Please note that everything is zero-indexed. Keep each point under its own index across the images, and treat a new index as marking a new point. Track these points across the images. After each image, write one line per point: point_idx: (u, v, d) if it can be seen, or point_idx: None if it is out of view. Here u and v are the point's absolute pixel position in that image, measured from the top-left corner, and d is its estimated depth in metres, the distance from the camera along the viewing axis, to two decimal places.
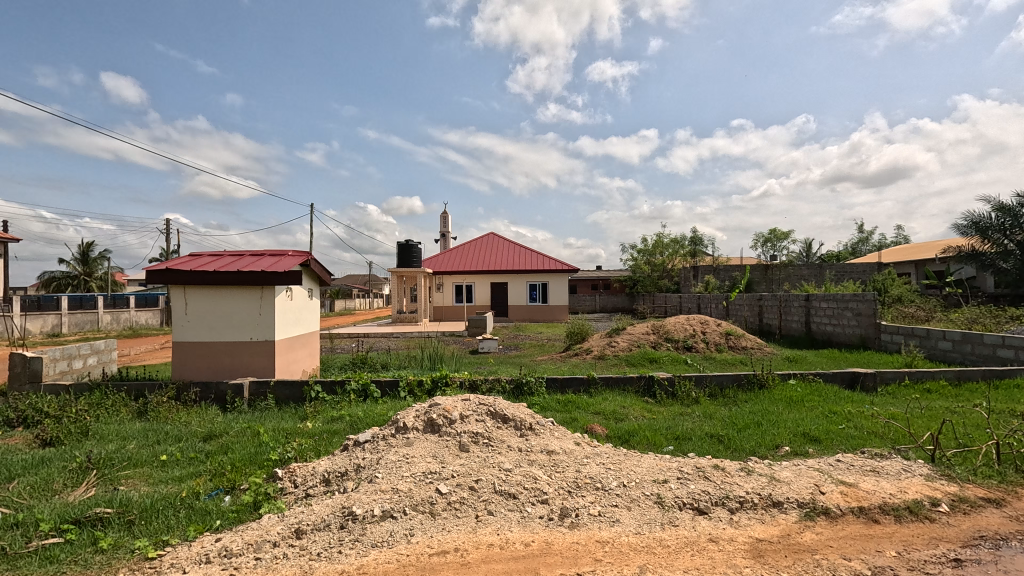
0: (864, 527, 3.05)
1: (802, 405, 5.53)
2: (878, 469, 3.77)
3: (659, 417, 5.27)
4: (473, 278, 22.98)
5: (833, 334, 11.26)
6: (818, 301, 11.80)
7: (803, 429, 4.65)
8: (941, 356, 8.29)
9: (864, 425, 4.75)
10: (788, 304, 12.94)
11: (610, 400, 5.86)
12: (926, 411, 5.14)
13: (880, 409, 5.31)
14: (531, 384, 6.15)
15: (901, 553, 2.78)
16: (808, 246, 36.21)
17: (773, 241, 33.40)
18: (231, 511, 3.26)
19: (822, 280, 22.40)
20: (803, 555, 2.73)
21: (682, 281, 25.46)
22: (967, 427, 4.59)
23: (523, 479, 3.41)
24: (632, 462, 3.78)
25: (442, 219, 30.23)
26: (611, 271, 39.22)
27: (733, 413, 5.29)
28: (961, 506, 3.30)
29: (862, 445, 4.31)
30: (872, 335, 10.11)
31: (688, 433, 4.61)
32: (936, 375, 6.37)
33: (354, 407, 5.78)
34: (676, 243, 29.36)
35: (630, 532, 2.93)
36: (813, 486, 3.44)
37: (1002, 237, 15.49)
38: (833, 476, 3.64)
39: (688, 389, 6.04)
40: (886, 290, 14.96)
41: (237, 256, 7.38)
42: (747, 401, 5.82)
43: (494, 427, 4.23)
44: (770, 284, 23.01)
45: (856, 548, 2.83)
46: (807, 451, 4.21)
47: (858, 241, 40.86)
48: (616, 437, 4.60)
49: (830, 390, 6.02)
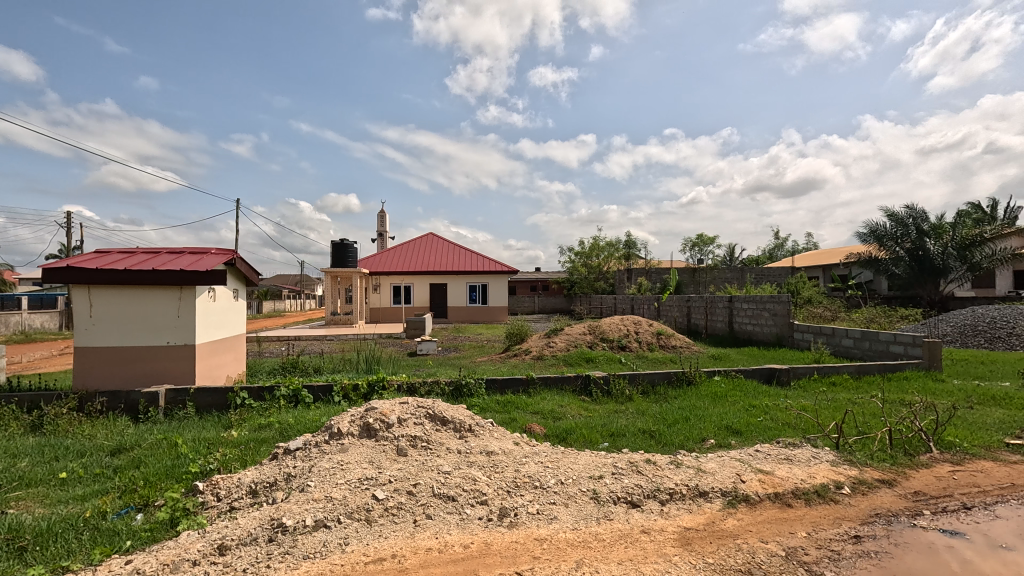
0: (779, 511, 3.30)
1: (725, 399, 5.89)
2: (791, 457, 4.09)
3: (595, 415, 5.41)
4: (411, 279, 22.61)
5: (753, 333, 12.07)
6: (740, 302, 12.59)
7: (726, 422, 4.94)
8: (844, 352, 9.09)
9: (779, 417, 5.14)
10: (713, 305, 13.73)
11: (548, 399, 5.96)
12: (832, 403, 5.64)
13: (793, 402, 5.76)
14: (471, 385, 6.13)
15: (811, 533, 3.04)
16: (732, 251, 38.61)
17: (700, 246, 35.18)
18: (143, 530, 3.01)
19: (742, 282, 23.95)
20: (725, 541, 2.91)
21: (617, 283, 26.30)
22: (865, 416, 5.06)
23: (462, 481, 3.39)
24: (569, 460, 3.86)
25: (380, 218, 29.46)
26: (549, 273, 39.79)
27: (663, 409, 5.53)
28: (861, 488, 3.65)
29: (778, 435, 4.65)
30: (786, 334, 10.94)
31: (622, 430, 4.77)
32: (839, 369, 6.99)
33: (284, 414, 5.50)
34: (612, 246, 30.24)
35: (567, 528, 2.99)
36: (734, 475, 3.68)
37: (894, 245, 17.21)
38: (752, 465, 3.91)
39: (622, 387, 6.26)
40: (799, 292, 16.22)
41: (152, 254, 6.83)
42: (676, 397, 6.12)
43: (432, 430, 4.17)
44: (696, 286, 24.30)
45: (773, 530, 3.05)
46: (730, 443, 4.48)
47: (774, 247, 43.99)
48: (554, 435, 4.68)
49: (749, 385, 6.45)
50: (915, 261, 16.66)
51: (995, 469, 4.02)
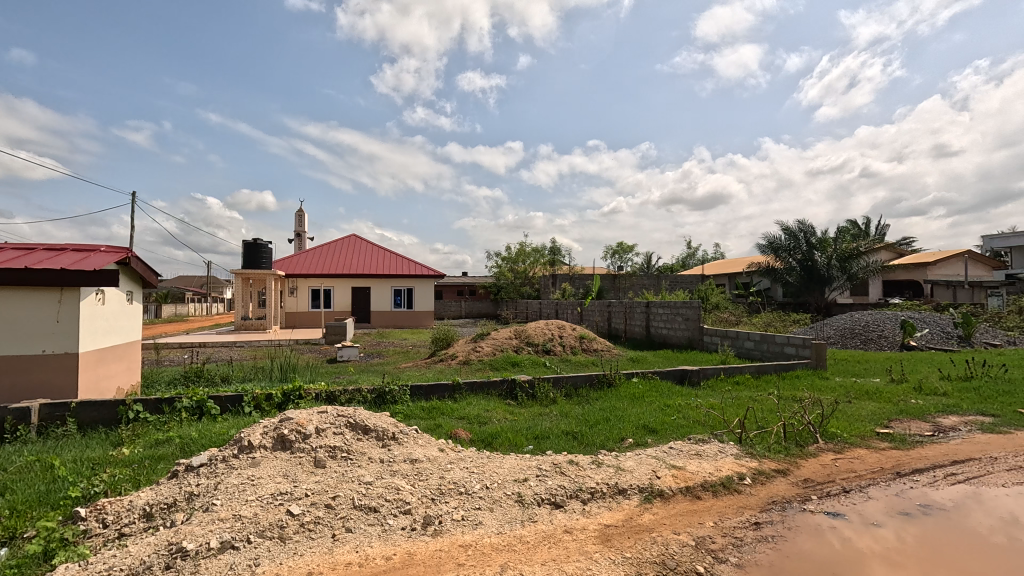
0: (690, 503, 3.52)
1: (642, 400, 6.19)
2: (701, 453, 4.37)
3: (520, 418, 5.47)
4: (332, 282, 21.67)
5: (667, 336, 12.81)
6: (656, 307, 13.31)
7: (643, 422, 5.19)
8: (746, 354, 9.89)
9: (690, 415, 5.48)
10: (631, 310, 14.41)
11: (474, 404, 5.95)
12: (736, 401, 6.11)
13: (702, 400, 6.17)
14: (394, 392, 5.97)
15: (717, 522, 3.27)
16: (649, 259, 40.80)
17: (619, 254, 36.81)
18: (8, 567, 2.62)
19: (658, 288, 25.35)
20: (642, 535, 3.05)
21: (542, 288, 26.84)
22: (764, 412, 5.53)
23: (384, 491, 3.29)
24: (495, 464, 3.87)
25: (298, 218, 27.96)
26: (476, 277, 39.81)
27: (585, 411, 5.71)
28: (761, 478, 3.98)
29: (689, 432, 4.95)
30: (697, 337, 11.72)
31: (546, 432, 4.87)
32: (742, 370, 7.60)
33: (186, 428, 5.04)
34: (537, 252, 30.83)
35: (491, 533, 2.99)
36: (651, 472, 3.87)
37: (787, 256, 18.98)
38: (666, 461, 4.14)
39: (547, 390, 6.38)
40: (708, 298, 17.45)
41: (25, 251, 6.01)
42: (598, 399, 6.34)
43: (353, 440, 4.00)
44: (616, 291, 25.39)
45: (685, 522, 3.25)
46: (646, 441, 4.71)
47: (686, 256, 47.07)
48: (480, 440, 4.68)
49: (664, 386, 6.83)
50: (804, 271, 18.59)
51: (868, 455, 4.56)
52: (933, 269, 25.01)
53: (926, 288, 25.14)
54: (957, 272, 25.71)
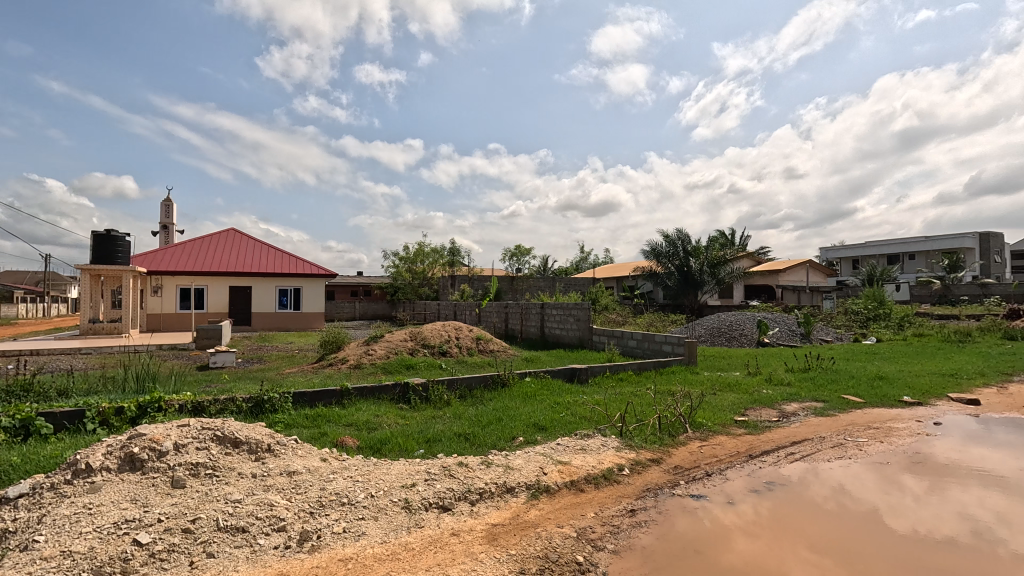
0: (574, 496, 3.69)
1: (534, 399, 6.37)
2: (585, 447, 4.61)
3: (412, 422, 5.35)
4: (206, 280, 19.61)
5: (560, 337, 13.35)
6: (550, 308, 13.82)
7: (534, 420, 5.35)
8: (630, 352, 10.63)
9: (577, 411, 5.75)
10: (527, 311, 14.81)
11: (364, 410, 5.71)
12: (619, 396, 6.53)
13: (589, 397, 6.51)
14: (274, 400, 5.55)
15: (598, 512, 3.46)
16: (546, 262, 42.22)
17: (518, 256, 37.66)
18: None
19: (553, 290, 26.34)
20: (527, 531, 3.14)
21: (441, 289, 26.59)
22: (642, 406, 5.98)
23: (256, 508, 3.03)
24: (381, 471, 3.74)
25: (165, 207, 24.91)
26: (372, 277, 38.38)
27: (479, 412, 5.75)
28: (638, 468, 4.29)
29: (576, 428, 5.19)
30: (587, 337, 12.35)
31: (438, 435, 4.82)
32: (626, 367, 8.15)
33: (5, 453, 4.24)
34: (436, 253, 30.49)
35: (374, 543, 2.89)
36: (538, 468, 4.00)
37: (667, 262, 20.75)
38: (553, 457, 4.30)
39: (441, 392, 6.32)
40: (598, 299, 18.49)
41: None
42: (491, 399, 6.41)
43: (220, 455, 3.64)
44: (514, 293, 25.93)
45: (568, 515, 3.40)
46: (536, 439, 4.86)
47: (580, 260, 49.44)
48: (368, 447, 4.50)
49: (555, 384, 7.09)
50: (681, 276, 20.49)
51: (727, 441, 5.12)
52: (783, 275, 28.85)
53: (778, 292, 28.93)
54: (800, 278, 29.91)
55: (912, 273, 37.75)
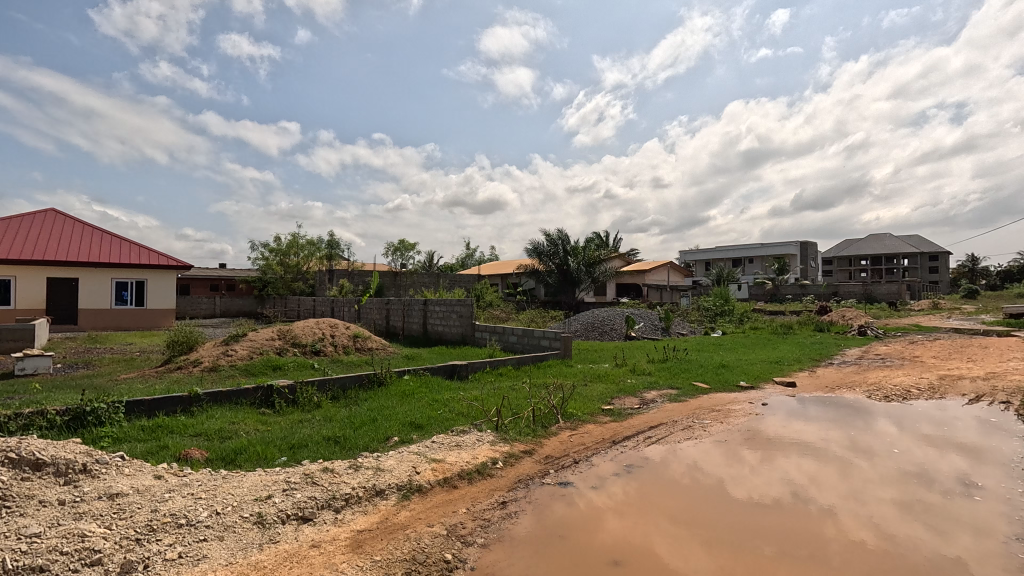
0: (446, 494, 3.67)
1: (411, 397, 6.23)
2: (461, 443, 4.61)
3: (274, 428, 4.93)
4: (15, 270, 16.27)
5: (442, 333, 13.27)
6: (433, 305, 13.67)
7: (409, 419, 5.22)
8: (510, 347, 10.91)
9: (455, 408, 5.74)
10: (409, 307, 14.49)
11: (217, 417, 5.14)
12: (497, 391, 6.65)
13: (468, 393, 6.54)
14: (101, 412, 4.76)
15: (469, 508, 3.48)
16: (431, 258, 41.76)
17: (401, 251, 36.69)
18: None
19: (438, 287, 26.12)
20: (396, 534, 3.05)
21: (316, 284, 24.93)
22: (519, 399, 6.15)
23: (63, 541, 2.56)
24: (231, 485, 3.38)
25: None
26: (236, 270, 34.82)
27: (351, 413, 5.47)
28: (511, 460, 4.40)
29: (452, 424, 5.17)
30: (469, 333, 12.42)
31: (303, 440, 4.49)
32: (505, 362, 8.34)
33: None
34: (312, 245, 28.59)
35: (219, 566, 2.60)
36: (410, 468, 3.91)
37: (548, 260, 21.67)
38: (427, 455, 4.23)
39: (309, 394, 5.91)
40: (482, 296, 18.71)
41: None
42: (366, 399, 6.14)
43: (15, 482, 3.01)
44: (397, 289, 25.21)
45: (439, 513, 3.37)
46: (411, 438, 4.74)
47: (465, 257, 49.64)
48: (219, 459, 4.05)
49: (434, 381, 7.01)
50: (560, 274, 21.55)
51: (594, 429, 5.46)
52: (648, 275, 31.72)
53: (644, 290, 31.71)
54: (662, 278, 33.15)
55: (750, 275, 43.61)
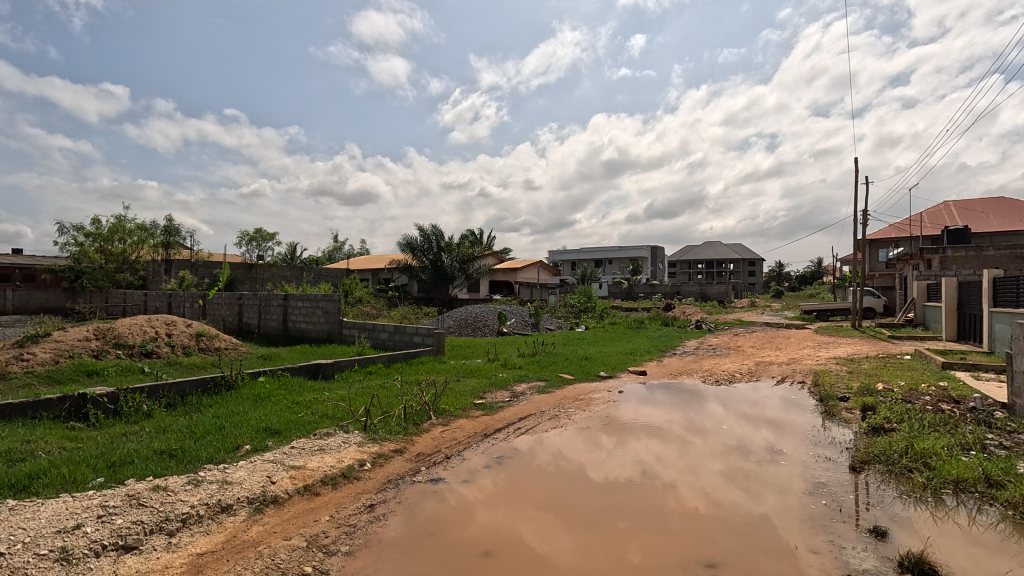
0: (306, 503, 3.41)
1: (267, 400, 5.66)
2: (324, 447, 4.31)
3: (88, 445, 4.12)
4: None
5: (306, 331, 12.32)
6: (294, 300, 12.61)
7: (265, 424, 4.73)
8: (381, 344, 10.51)
9: (318, 410, 5.34)
10: (266, 303, 13.19)
11: (4, 436, 4.15)
12: (366, 390, 6.34)
13: (333, 393, 6.14)
14: None
15: (333, 515, 3.26)
16: (293, 250, 38.59)
17: (257, 241, 33.29)
18: None
19: (300, 281, 24.21)
20: (245, 553, 2.75)
21: (149, 276, 21.52)
22: (389, 398, 5.93)
23: None
24: (25, 516, 2.76)
25: None
26: (36, 258, 28.60)
27: (192, 422, 4.80)
28: (379, 461, 4.23)
29: (315, 427, 4.80)
30: (336, 330, 11.70)
31: (128, 457, 3.82)
32: (375, 359, 7.99)
33: None
34: (144, 231, 24.63)
35: None
36: (264, 478, 3.55)
37: (421, 256, 21.33)
38: (285, 463, 3.88)
39: (138, 402, 5.06)
40: (351, 292, 17.76)
41: None
42: (211, 405, 5.44)
43: None
44: (253, 282, 22.83)
45: (298, 524, 3.11)
46: (266, 445, 4.29)
47: (333, 250, 46.71)
48: (6, 487, 3.27)
49: (294, 382, 6.46)
50: (434, 270, 21.35)
51: (466, 423, 5.48)
52: (519, 274, 32.89)
53: (516, 287, 32.80)
54: (532, 276, 34.63)
55: (609, 275, 47.55)
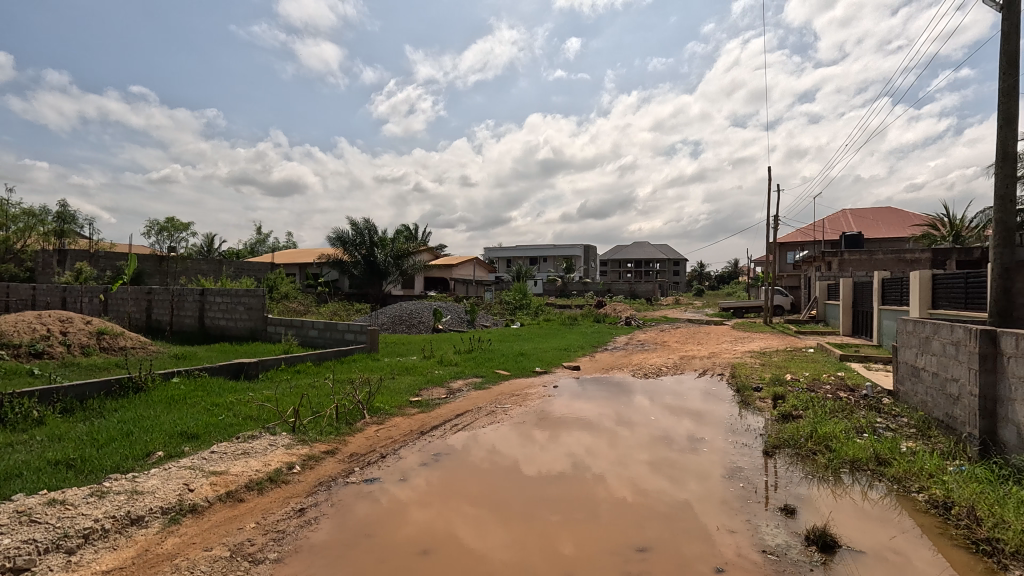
0: (229, 510, 3.20)
1: (182, 403, 5.24)
2: (248, 450, 4.07)
3: None
4: None
5: (226, 328, 11.53)
6: (212, 295, 11.76)
7: (180, 428, 4.38)
8: (310, 342, 10.05)
9: (241, 411, 5.03)
10: (180, 298, 12.20)
11: None
12: (293, 390, 6.04)
13: (258, 394, 5.80)
14: None
15: (260, 521, 3.09)
16: (211, 241, 35.92)
17: (169, 232, 30.68)
18: None
19: (219, 276, 22.60)
20: (160, 568, 2.55)
21: (38, 267, 19.21)
22: (319, 397, 5.69)
23: None
24: None
25: None
26: None
27: (93, 428, 4.35)
28: (310, 463, 4.05)
29: (238, 430, 4.51)
30: (260, 327, 11.05)
31: (16, 469, 3.41)
32: (303, 358, 7.64)
33: None
34: (32, 217, 21.94)
35: None
36: (181, 486, 3.30)
37: (353, 250, 20.62)
38: (204, 469, 3.62)
39: (27, 408, 4.51)
40: (276, 287, 16.83)
41: None
42: (117, 409, 4.96)
43: None
44: (164, 276, 21.02)
45: (220, 533, 2.92)
46: (182, 450, 3.98)
47: (256, 243, 43.98)
48: None
49: (214, 383, 6.03)
50: (367, 265, 20.70)
51: (402, 421, 5.38)
52: (455, 270, 32.66)
53: (451, 284, 32.54)
54: (467, 273, 34.52)
55: (544, 272, 48.34)
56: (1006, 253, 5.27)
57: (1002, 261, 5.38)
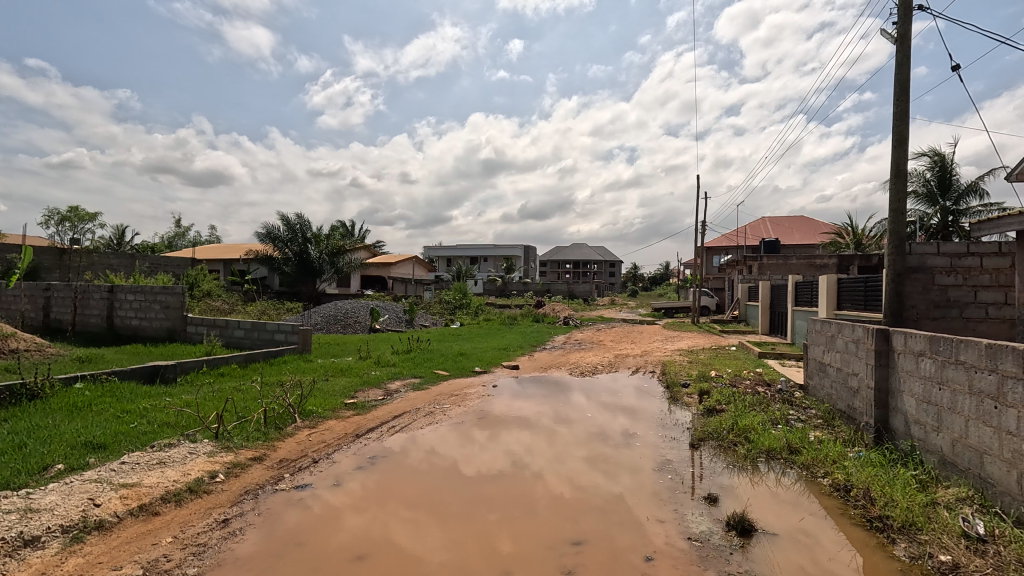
0: (142, 525, 2.97)
1: (87, 411, 4.78)
2: (165, 460, 3.78)
3: None
4: None
5: (139, 329, 10.63)
6: (123, 293, 10.80)
7: (85, 438, 4.00)
8: (235, 343, 9.47)
9: (156, 418, 4.66)
10: (85, 295, 11.10)
11: None
12: (216, 394, 5.67)
13: (175, 399, 5.40)
14: None
15: (177, 535, 2.88)
16: (121, 233, 32.89)
17: (72, 222, 27.80)
18: None
19: (132, 272, 20.78)
20: None
21: None
22: (245, 401, 5.37)
23: None
24: None
25: None
26: None
27: None
28: (234, 471, 3.83)
29: (152, 439, 4.18)
30: (178, 327, 10.28)
31: None
32: (227, 360, 7.20)
33: None
34: None
35: None
36: (85, 501, 3.02)
37: (284, 246, 19.66)
38: (113, 482, 3.33)
39: None
40: (198, 284, 15.71)
41: None
42: (6, 420, 4.44)
43: None
44: (65, 272, 19.01)
45: (131, 550, 2.70)
46: (87, 462, 3.63)
47: (174, 236, 40.77)
48: None
49: (124, 388, 5.55)
50: (298, 262, 19.80)
51: (336, 425, 5.20)
52: (393, 268, 31.95)
53: (389, 282, 31.81)
54: (406, 272, 33.90)
55: (484, 272, 48.34)
56: (897, 260, 5.87)
57: (894, 266, 5.98)
